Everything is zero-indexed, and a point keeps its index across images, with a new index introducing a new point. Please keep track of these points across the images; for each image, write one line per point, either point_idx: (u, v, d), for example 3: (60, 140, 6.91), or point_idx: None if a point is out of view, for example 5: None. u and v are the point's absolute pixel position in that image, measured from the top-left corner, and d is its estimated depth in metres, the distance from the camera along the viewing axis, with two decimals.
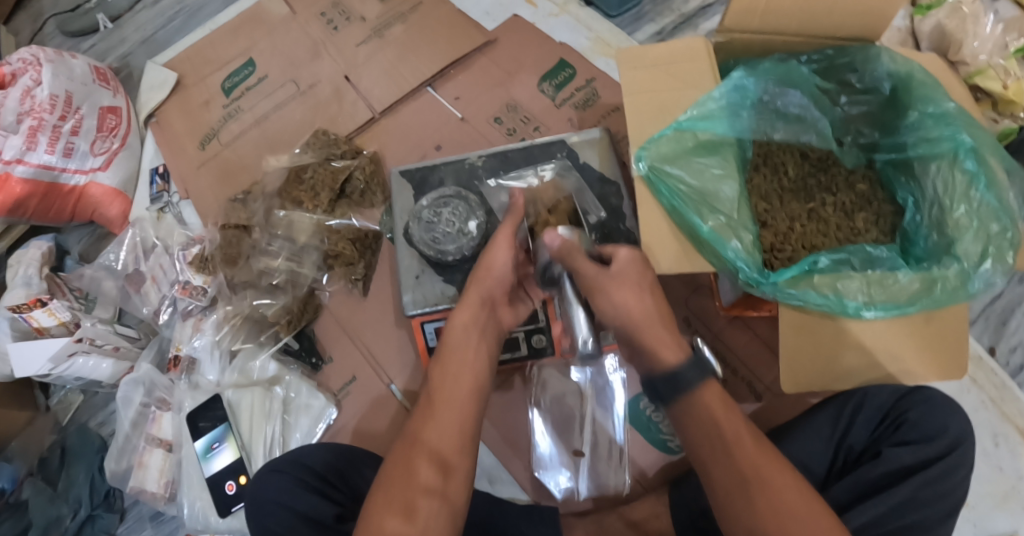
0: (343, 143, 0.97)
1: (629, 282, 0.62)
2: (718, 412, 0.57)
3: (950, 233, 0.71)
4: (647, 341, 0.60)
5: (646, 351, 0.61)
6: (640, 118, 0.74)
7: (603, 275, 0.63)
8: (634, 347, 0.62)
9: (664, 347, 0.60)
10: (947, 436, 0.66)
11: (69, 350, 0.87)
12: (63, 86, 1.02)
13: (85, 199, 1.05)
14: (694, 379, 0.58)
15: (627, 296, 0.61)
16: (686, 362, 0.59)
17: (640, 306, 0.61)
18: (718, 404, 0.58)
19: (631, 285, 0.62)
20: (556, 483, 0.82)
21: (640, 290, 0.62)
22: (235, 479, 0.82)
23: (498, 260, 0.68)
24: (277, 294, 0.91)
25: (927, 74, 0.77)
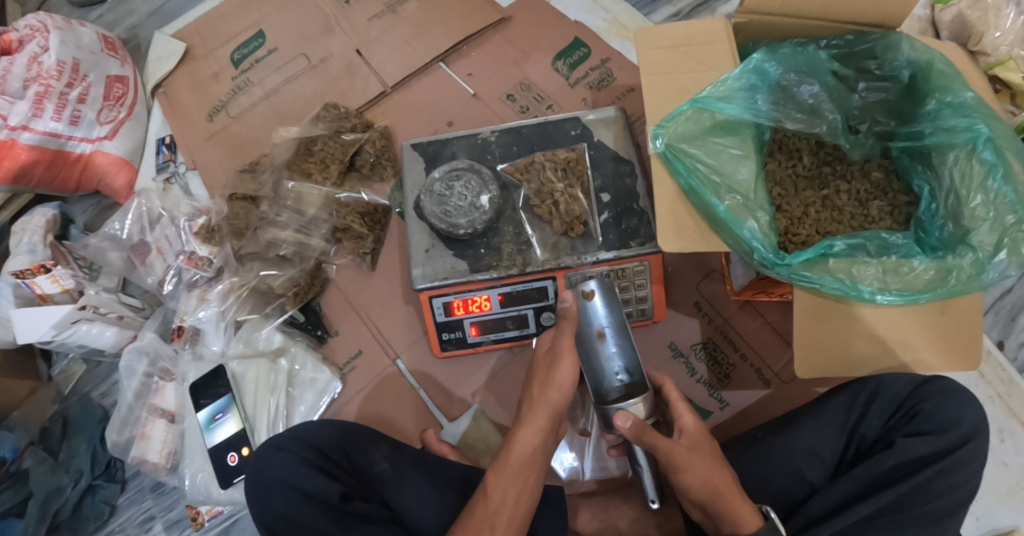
0: (353, 117, 0.96)
1: (703, 450, 0.61)
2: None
3: (965, 224, 0.70)
4: (729, 511, 0.59)
5: (720, 517, 0.59)
6: (659, 97, 0.73)
7: (682, 450, 0.59)
8: (707, 512, 0.61)
9: (743, 516, 0.59)
10: (962, 428, 0.65)
11: (72, 317, 0.87)
12: (70, 53, 1.01)
13: (91, 168, 1.04)
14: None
15: (704, 466, 0.59)
16: (762, 526, 0.58)
17: (713, 464, 0.60)
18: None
19: (707, 460, 0.59)
20: (561, 463, 0.81)
21: (708, 446, 0.62)
22: (237, 451, 0.81)
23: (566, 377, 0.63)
24: (284, 266, 0.90)
25: (948, 63, 0.76)
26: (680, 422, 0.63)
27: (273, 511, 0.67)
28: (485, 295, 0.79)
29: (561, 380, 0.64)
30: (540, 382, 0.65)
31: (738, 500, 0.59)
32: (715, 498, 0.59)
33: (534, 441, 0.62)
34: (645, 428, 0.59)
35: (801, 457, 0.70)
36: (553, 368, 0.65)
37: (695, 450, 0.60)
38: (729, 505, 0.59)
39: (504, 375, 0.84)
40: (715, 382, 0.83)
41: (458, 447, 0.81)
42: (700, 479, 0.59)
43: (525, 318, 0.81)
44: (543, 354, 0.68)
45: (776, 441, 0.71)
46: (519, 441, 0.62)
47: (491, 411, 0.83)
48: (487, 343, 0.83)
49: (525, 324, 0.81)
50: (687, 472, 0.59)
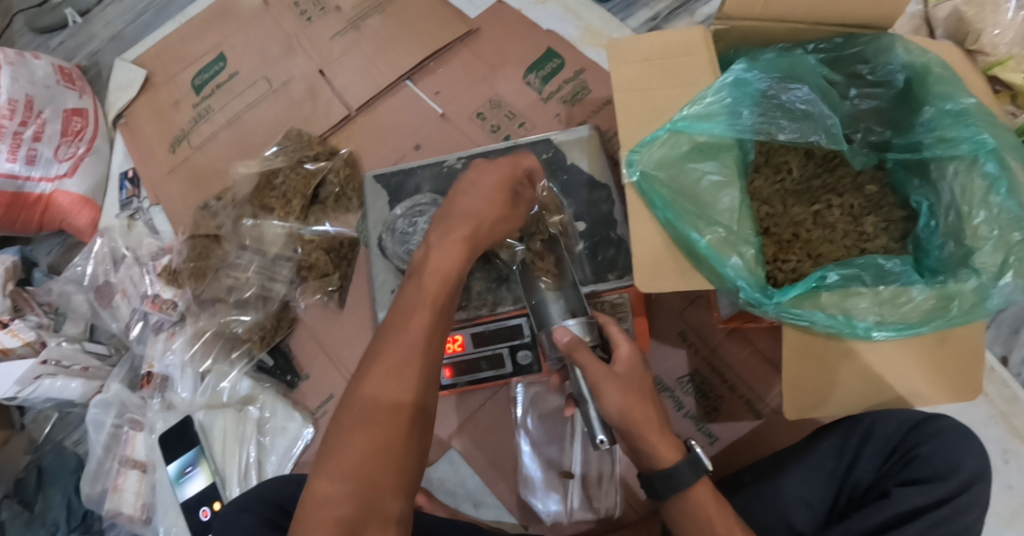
0: (316, 145, 0.92)
1: (634, 379, 0.56)
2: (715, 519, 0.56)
3: (967, 244, 0.64)
4: (647, 443, 0.55)
5: (639, 446, 0.56)
6: (633, 119, 0.69)
7: (608, 375, 0.55)
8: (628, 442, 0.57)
9: (662, 450, 0.55)
10: (962, 473, 0.60)
11: (34, 373, 0.83)
12: (22, 90, 0.96)
13: (53, 208, 1.01)
14: (688, 479, 0.56)
15: (629, 398, 0.55)
16: (683, 461, 0.56)
17: (637, 396, 0.55)
18: (712, 501, 0.56)
19: (636, 392, 0.55)
20: (545, 506, 0.77)
21: (641, 380, 0.57)
22: (209, 506, 0.78)
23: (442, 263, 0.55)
24: (249, 309, 0.86)
25: (945, 66, 0.70)
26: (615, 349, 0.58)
27: None
28: (457, 335, 0.76)
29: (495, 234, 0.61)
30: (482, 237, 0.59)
31: (661, 433, 0.56)
32: (632, 426, 0.55)
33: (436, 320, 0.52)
34: (579, 344, 0.57)
35: (791, 506, 0.65)
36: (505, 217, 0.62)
37: (621, 380, 0.56)
38: (650, 436, 0.55)
39: (481, 416, 0.81)
40: (704, 416, 0.78)
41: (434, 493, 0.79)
42: (615, 404, 0.55)
43: (500, 357, 0.76)
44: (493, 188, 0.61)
45: (764, 489, 0.67)
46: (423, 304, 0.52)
47: (469, 454, 0.80)
48: (462, 385, 0.79)
49: (500, 364, 0.76)
50: (607, 400, 0.55)
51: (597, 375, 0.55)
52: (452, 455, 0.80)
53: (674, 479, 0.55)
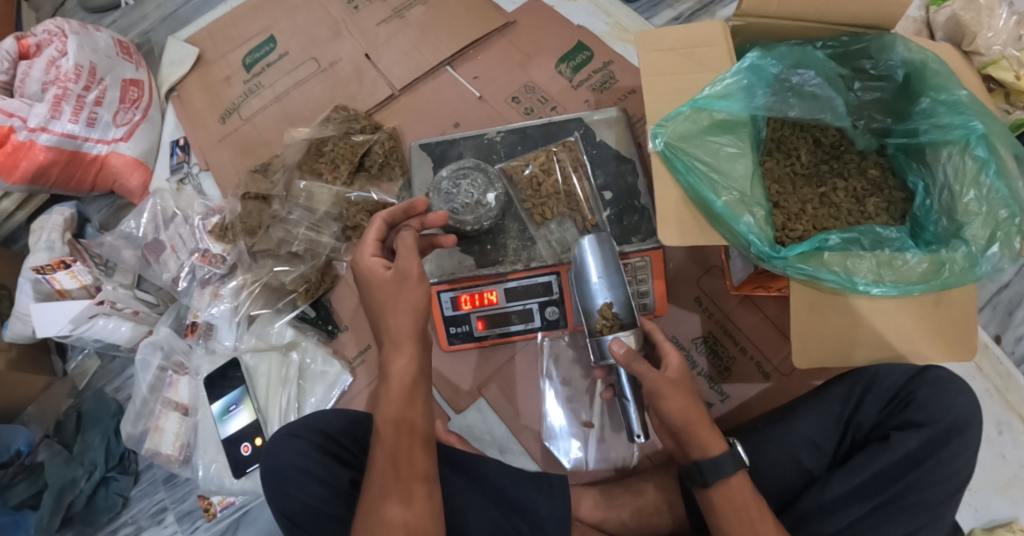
0: (363, 119, 0.99)
1: (685, 384, 0.63)
2: (750, 499, 0.62)
3: (959, 218, 0.72)
4: (697, 438, 0.63)
5: (688, 441, 0.63)
6: (659, 98, 0.76)
7: (665, 382, 0.62)
8: (677, 438, 0.65)
9: (709, 442, 0.63)
10: (954, 417, 0.66)
11: (90, 312, 0.89)
12: (87, 57, 1.04)
13: (107, 169, 1.07)
14: (729, 468, 0.62)
15: (682, 399, 0.62)
16: (726, 453, 0.62)
17: (687, 396, 0.63)
18: (750, 493, 0.62)
19: (686, 392, 0.62)
20: (566, 453, 0.83)
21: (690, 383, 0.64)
22: (250, 441, 0.84)
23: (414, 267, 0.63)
24: (296, 262, 0.92)
25: (941, 63, 0.78)
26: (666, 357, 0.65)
27: (290, 496, 0.69)
28: (492, 291, 0.81)
29: (409, 307, 0.61)
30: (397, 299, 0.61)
31: (706, 428, 0.63)
32: (687, 426, 0.62)
33: (408, 366, 0.60)
34: (636, 357, 0.62)
35: (801, 447, 0.71)
36: (397, 279, 0.62)
37: (677, 383, 0.62)
38: (698, 431, 0.62)
39: (510, 369, 0.86)
40: (716, 375, 0.85)
41: (464, 438, 0.85)
42: (676, 407, 0.62)
43: (530, 312, 0.83)
44: (375, 265, 0.63)
45: (775, 432, 0.73)
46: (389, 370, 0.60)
47: (498, 405, 0.85)
48: (492, 338, 0.85)
49: (529, 318, 0.83)
50: (668, 401, 0.62)
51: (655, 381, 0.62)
52: (481, 404, 0.86)
53: (717, 465, 0.62)
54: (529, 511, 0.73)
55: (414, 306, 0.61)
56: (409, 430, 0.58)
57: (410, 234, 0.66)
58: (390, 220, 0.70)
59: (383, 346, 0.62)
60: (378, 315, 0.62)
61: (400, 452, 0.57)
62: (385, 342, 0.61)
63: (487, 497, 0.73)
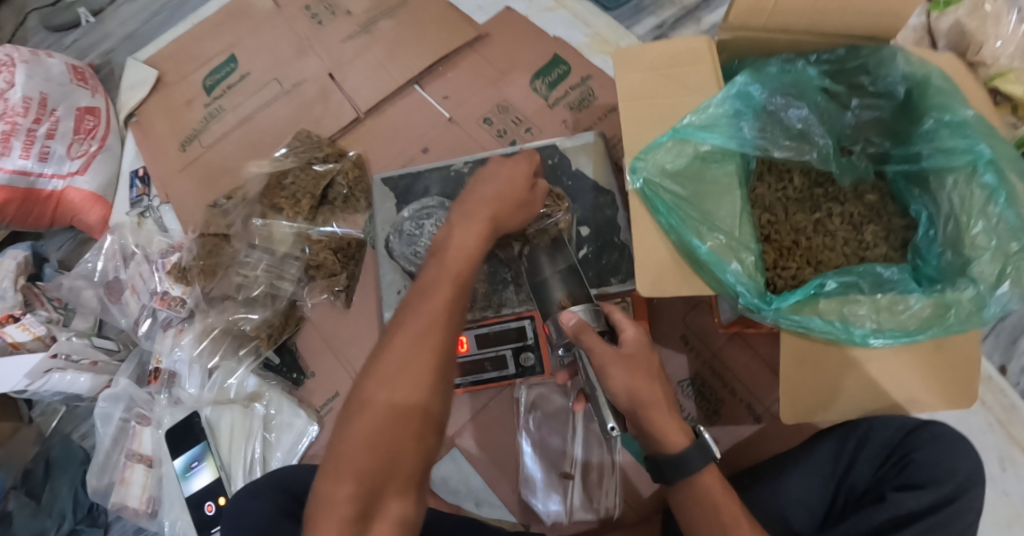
0: (326, 146, 0.93)
1: (640, 360, 0.57)
2: (719, 500, 0.57)
3: (965, 253, 0.65)
4: (653, 425, 0.57)
5: (648, 430, 0.57)
6: (638, 125, 0.70)
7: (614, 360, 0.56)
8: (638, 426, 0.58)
9: (668, 434, 0.57)
10: (956, 478, 0.61)
11: (45, 366, 0.84)
12: (37, 87, 0.99)
13: (64, 205, 1.02)
14: (697, 463, 0.57)
15: (635, 378, 0.56)
16: (691, 446, 0.56)
17: (645, 377, 0.57)
18: (718, 488, 0.57)
19: (639, 371, 0.56)
20: (546, 504, 0.78)
21: (648, 358, 0.58)
22: (214, 500, 0.79)
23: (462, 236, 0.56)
24: (258, 306, 0.87)
25: (945, 79, 0.71)
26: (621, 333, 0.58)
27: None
28: (462, 338, 0.77)
29: (516, 213, 0.60)
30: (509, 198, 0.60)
31: (665, 415, 0.57)
32: (637, 407, 0.56)
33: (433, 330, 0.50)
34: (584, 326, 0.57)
35: (790, 507, 0.66)
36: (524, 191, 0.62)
37: (628, 357, 0.56)
38: (655, 417, 0.56)
39: (486, 416, 0.82)
40: (704, 419, 0.80)
41: (438, 492, 0.80)
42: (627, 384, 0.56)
43: (504, 358, 0.78)
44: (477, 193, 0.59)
45: (763, 491, 0.67)
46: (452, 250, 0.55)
47: (473, 455, 0.81)
48: (467, 385, 0.80)
49: (504, 365, 0.78)
50: (612, 378, 0.56)
51: (603, 358, 0.56)
52: (455, 454, 0.81)
53: (683, 462, 0.56)
54: None
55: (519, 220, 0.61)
56: (424, 420, 0.47)
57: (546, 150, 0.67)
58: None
59: (453, 224, 0.58)
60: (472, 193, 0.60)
61: (407, 439, 0.46)
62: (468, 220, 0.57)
63: None
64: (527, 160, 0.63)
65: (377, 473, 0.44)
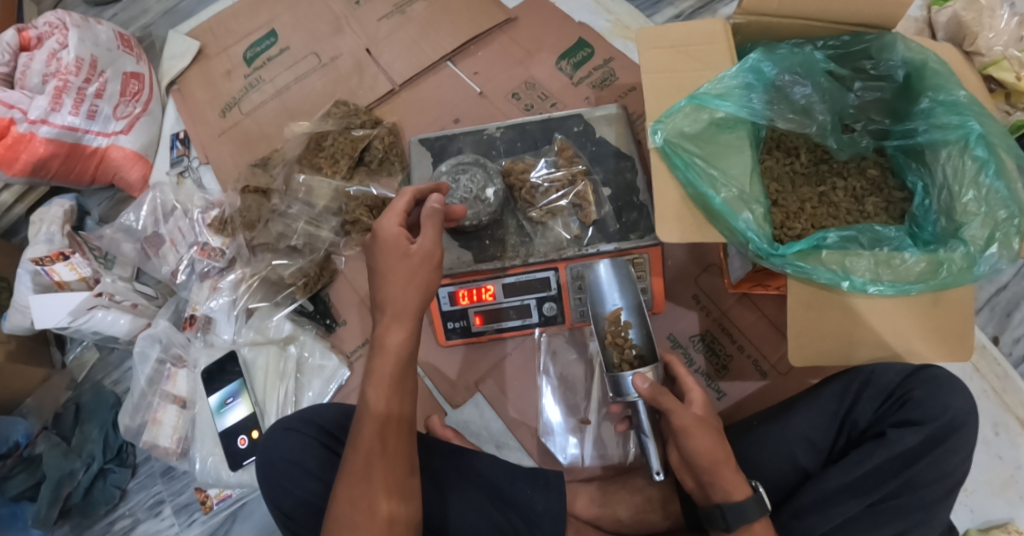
0: (363, 114, 0.99)
1: (708, 423, 0.61)
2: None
3: (957, 218, 0.72)
4: (720, 481, 0.61)
5: (710, 481, 0.61)
6: (660, 94, 0.76)
7: (691, 421, 0.60)
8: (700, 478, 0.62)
9: (733, 486, 0.60)
10: (951, 415, 0.66)
11: (89, 304, 0.90)
12: (88, 50, 1.04)
13: (107, 162, 1.07)
14: (754, 514, 0.60)
15: (705, 439, 0.60)
16: (751, 497, 0.60)
17: (712, 434, 0.61)
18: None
19: (710, 431, 0.61)
20: (563, 450, 0.83)
21: (713, 424, 0.62)
22: (247, 434, 0.84)
23: (393, 290, 0.60)
24: (295, 255, 0.92)
25: (942, 63, 0.77)
26: (688, 394, 0.64)
27: (285, 489, 0.69)
28: (490, 286, 0.81)
29: (421, 278, 0.61)
30: (403, 274, 0.61)
31: (728, 469, 0.61)
32: (711, 464, 0.60)
33: (404, 342, 0.60)
34: (662, 391, 0.62)
35: (796, 443, 0.71)
36: (414, 255, 0.62)
37: (705, 421, 0.61)
38: (723, 472, 0.60)
39: (508, 364, 0.86)
40: (713, 373, 0.85)
41: (461, 433, 0.84)
42: (702, 446, 0.60)
43: (528, 308, 0.83)
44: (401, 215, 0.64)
45: (771, 428, 0.72)
46: (384, 342, 0.60)
47: (495, 400, 0.85)
48: (489, 333, 0.85)
49: (527, 313, 0.83)
50: (694, 440, 0.60)
51: (681, 420, 0.60)
52: (478, 400, 0.86)
53: (742, 510, 0.59)
54: (523, 507, 0.72)
55: (422, 285, 0.61)
56: (396, 426, 0.58)
57: (435, 204, 0.65)
58: (417, 196, 0.68)
59: (376, 316, 0.62)
60: (379, 283, 0.61)
61: (388, 445, 0.57)
62: (385, 311, 0.61)
63: (475, 485, 0.72)
64: (409, 194, 0.67)
65: (383, 481, 0.56)
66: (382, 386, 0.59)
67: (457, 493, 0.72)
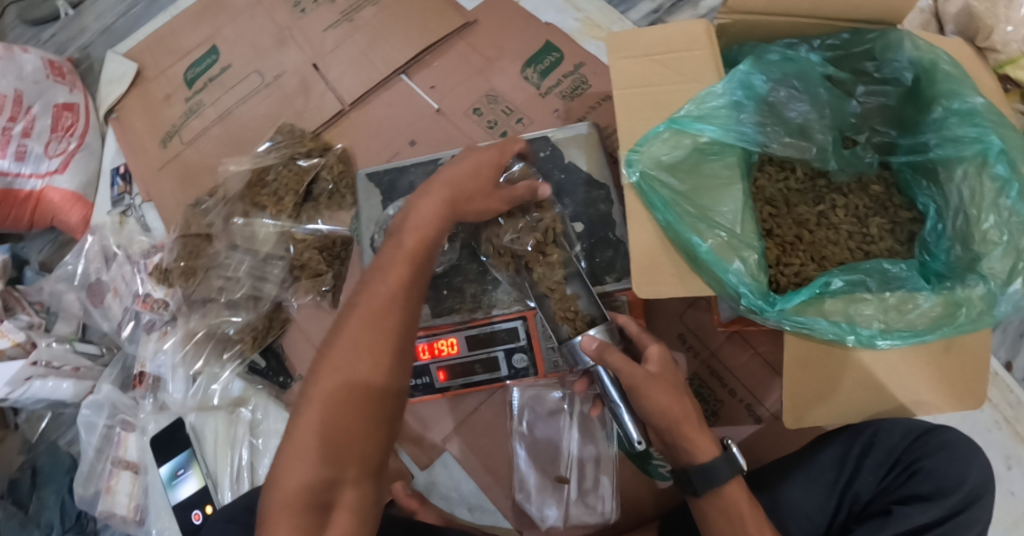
0: (309, 140, 0.90)
1: (668, 378, 0.58)
2: (749, 519, 0.57)
3: (975, 248, 0.62)
4: (688, 440, 0.58)
5: (678, 443, 0.58)
6: (633, 114, 0.66)
7: (648, 378, 0.57)
8: (667, 442, 0.59)
9: (700, 447, 0.58)
10: (966, 488, 0.57)
11: (25, 374, 0.82)
12: (11, 85, 0.96)
13: (43, 205, 0.99)
14: (725, 475, 0.57)
15: (668, 397, 0.57)
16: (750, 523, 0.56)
17: (675, 394, 0.58)
18: (748, 505, 0.58)
19: (670, 389, 0.58)
20: (538, 513, 0.76)
21: (673, 377, 0.59)
22: (202, 509, 0.77)
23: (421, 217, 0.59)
24: (241, 309, 0.84)
25: (955, 64, 0.67)
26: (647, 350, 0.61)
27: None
28: (451, 338, 0.74)
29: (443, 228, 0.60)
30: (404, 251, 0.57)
31: (698, 429, 0.58)
32: (672, 425, 0.57)
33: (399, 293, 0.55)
34: (609, 349, 0.58)
35: (791, 518, 0.63)
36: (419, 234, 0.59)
37: (657, 377, 0.57)
38: (688, 432, 0.57)
39: (476, 420, 0.79)
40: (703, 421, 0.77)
41: (428, 497, 0.79)
42: (659, 403, 0.57)
43: (495, 360, 0.75)
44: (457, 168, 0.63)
45: (762, 499, 0.65)
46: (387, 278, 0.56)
47: (465, 459, 0.78)
48: (456, 388, 0.77)
49: (494, 367, 0.75)
50: (650, 398, 0.57)
51: (640, 377, 0.57)
52: (446, 458, 0.79)
53: (712, 476, 0.57)
54: None
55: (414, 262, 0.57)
56: (372, 399, 0.52)
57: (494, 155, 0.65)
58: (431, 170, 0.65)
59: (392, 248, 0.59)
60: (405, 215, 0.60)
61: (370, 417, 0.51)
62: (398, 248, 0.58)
63: None
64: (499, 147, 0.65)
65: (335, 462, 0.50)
66: (369, 344, 0.53)
67: None
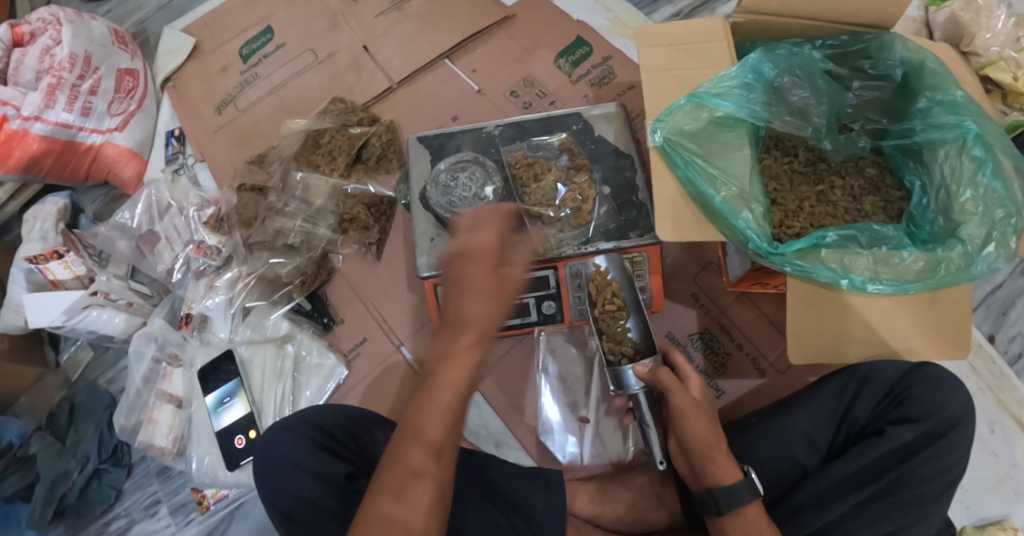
0: (359, 111, 0.98)
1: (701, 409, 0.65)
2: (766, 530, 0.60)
3: (955, 218, 0.71)
4: (712, 465, 0.64)
5: (703, 466, 0.64)
6: (658, 92, 0.75)
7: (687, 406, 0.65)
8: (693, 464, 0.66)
9: (724, 470, 0.63)
10: (949, 413, 0.66)
11: (83, 303, 0.89)
12: (82, 46, 1.03)
13: (101, 159, 1.06)
14: (746, 497, 0.61)
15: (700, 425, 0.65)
16: (741, 480, 0.62)
17: (706, 422, 0.65)
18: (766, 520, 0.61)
19: (706, 417, 0.65)
20: (562, 448, 0.83)
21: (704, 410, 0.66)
22: (244, 434, 0.83)
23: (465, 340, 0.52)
24: (292, 254, 0.92)
25: (939, 63, 0.77)
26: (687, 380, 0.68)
27: (284, 489, 0.68)
28: None
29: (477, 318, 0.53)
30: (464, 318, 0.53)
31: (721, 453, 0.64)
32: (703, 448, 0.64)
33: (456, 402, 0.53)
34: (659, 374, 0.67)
35: (795, 442, 0.71)
36: (475, 299, 0.53)
37: (698, 406, 0.65)
38: (713, 456, 0.64)
39: (506, 362, 0.87)
40: (712, 371, 0.85)
41: None
42: (695, 429, 0.65)
43: (527, 306, 0.83)
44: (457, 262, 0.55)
45: (770, 426, 0.73)
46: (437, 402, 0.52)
47: (493, 399, 0.85)
48: None
49: (526, 312, 0.83)
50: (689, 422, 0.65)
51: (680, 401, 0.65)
52: (477, 398, 0.86)
53: (734, 494, 0.61)
54: (525, 508, 0.71)
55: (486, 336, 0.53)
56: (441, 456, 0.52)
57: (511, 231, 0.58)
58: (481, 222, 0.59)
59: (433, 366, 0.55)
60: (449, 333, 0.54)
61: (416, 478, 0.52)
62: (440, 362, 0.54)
63: (476, 484, 0.72)
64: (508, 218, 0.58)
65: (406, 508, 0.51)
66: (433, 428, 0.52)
67: (461, 497, 0.71)
